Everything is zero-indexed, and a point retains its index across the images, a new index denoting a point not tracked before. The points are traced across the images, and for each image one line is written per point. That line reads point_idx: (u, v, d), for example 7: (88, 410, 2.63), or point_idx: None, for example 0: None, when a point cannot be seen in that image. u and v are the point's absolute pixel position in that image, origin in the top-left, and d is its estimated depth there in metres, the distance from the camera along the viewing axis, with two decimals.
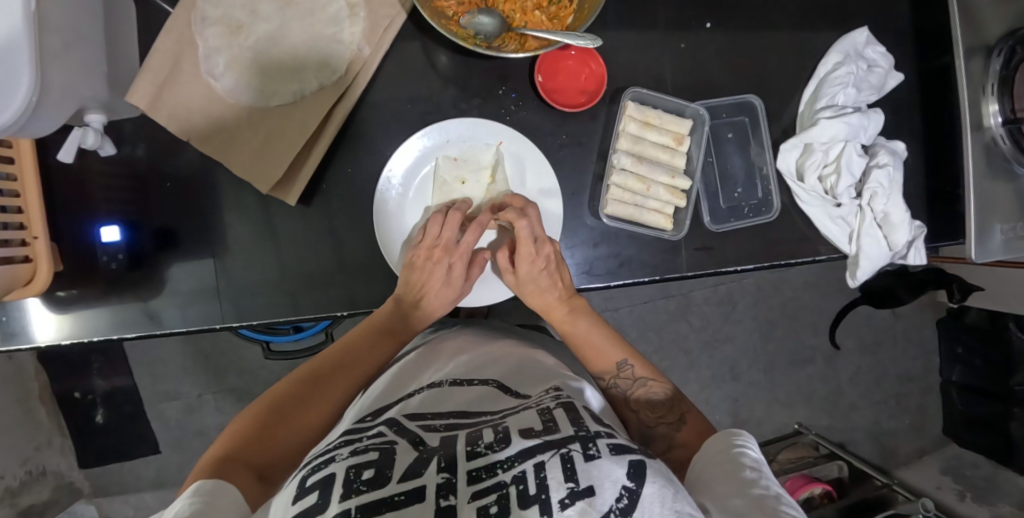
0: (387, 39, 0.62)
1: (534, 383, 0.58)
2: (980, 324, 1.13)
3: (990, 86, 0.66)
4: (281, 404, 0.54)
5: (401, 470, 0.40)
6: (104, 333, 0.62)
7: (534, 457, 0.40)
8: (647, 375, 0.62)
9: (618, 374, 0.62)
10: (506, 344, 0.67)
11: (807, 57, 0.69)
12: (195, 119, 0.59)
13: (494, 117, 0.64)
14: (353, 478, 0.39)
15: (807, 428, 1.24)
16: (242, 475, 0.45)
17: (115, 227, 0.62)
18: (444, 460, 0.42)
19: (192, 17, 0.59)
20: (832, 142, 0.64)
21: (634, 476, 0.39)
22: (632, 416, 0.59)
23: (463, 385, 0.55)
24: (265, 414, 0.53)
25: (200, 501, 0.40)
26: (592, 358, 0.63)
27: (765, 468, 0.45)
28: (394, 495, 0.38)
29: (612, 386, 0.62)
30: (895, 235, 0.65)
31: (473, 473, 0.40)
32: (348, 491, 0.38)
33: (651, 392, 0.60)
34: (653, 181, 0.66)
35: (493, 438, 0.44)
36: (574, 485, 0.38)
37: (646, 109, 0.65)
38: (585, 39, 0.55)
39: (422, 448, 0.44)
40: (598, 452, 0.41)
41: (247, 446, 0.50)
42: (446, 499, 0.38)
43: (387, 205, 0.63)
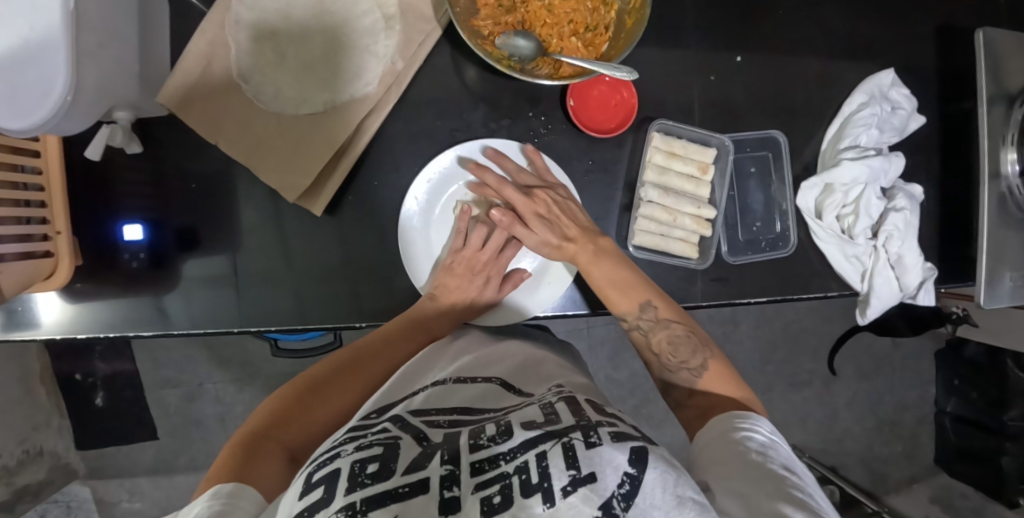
0: (421, 55, 0.62)
1: (538, 382, 0.58)
2: (978, 359, 1.15)
3: (1010, 136, 0.67)
4: (313, 386, 0.54)
5: (405, 464, 0.39)
6: (120, 329, 0.62)
7: (536, 447, 0.41)
8: (671, 317, 0.58)
9: (641, 315, 0.58)
10: (517, 344, 0.65)
11: (833, 94, 0.70)
12: (225, 122, 0.60)
13: (522, 138, 0.65)
14: (358, 471, 0.38)
15: (801, 449, 1.26)
16: (272, 456, 0.46)
17: (137, 226, 0.63)
18: (448, 454, 0.42)
19: (227, 20, 0.60)
20: (854, 184, 0.65)
21: (635, 462, 0.39)
22: (655, 359, 0.58)
23: (466, 383, 0.54)
24: (296, 396, 0.53)
25: (219, 503, 0.39)
26: (613, 297, 0.59)
27: (771, 448, 0.45)
28: (398, 488, 0.37)
29: (634, 327, 0.59)
30: (907, 277, 0.67)
31: (475, 465, 0.41)
32: (353, 484, 0.37)
33: (675, 336, 0.57)
34: (679, 213, 0.66)
35: (496, 431, 0.44)
36: (575, 473, 0.38)
37: (671, 140, 0.65)
38: (622, 71, 0.55)
39: (426, 443, 0.43)
40: (599, 439, 0.41)
41: (277, 425, 0.50)
42: (449, 491, 0.38)
43: (412, 230, 0.64)
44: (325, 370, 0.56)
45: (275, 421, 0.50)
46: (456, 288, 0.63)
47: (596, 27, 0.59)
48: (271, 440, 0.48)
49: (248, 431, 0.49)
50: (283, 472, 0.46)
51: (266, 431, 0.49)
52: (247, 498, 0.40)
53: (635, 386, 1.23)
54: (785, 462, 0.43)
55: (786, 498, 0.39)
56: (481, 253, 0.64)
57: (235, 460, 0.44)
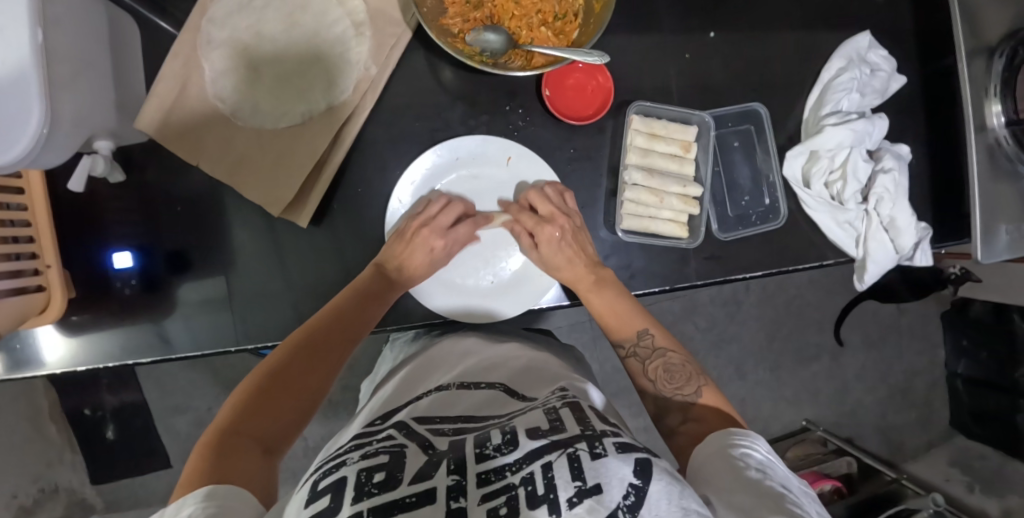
0: (394, 58, 0.62)
1: (541, 384, 0.57)
2: (985, 317, 1.14)
3: (992, 88, 0.68)
4: (282, 372, 0.53)
5: (411, 473, 0.39)
6: (120, 358, 0.62)
7: (542, 457, 0.40)
8: (667, 345, 0.60)
9: (638, 342, 0.60)
10: (516, 346, 0.65)
11: (811, 62, 0.69)
12: (205, 140, 0.60)
13: (502, 133, 0.64)
14: (364, 481, 0.38)
15: (815, 423, 1.25)
16: (246, 452, 0.46)
17: (127, 253, 0.63)
18: (454, 463, 0.41)
19: (198, 41, 0.60)
20: (838, 148, 0.64)
21: (640, 473, 0.38)
22: (650, 385, 0.59)
23: (471, 388, 0.55)
24: (263, 386, 0.52)
25: (212, 505, 0.38)
26: (611, 323, 0.61)
27: (770, 466, 0.45)
28: (405, 497, 0.37)
29: (631, 355, 0.61)
30: (901, 239, 0.66)
31: (482, 476, 0.39)
32: (359, 494, 0.37)
33: (671, 364, 0.58)
34: (665, 193, 0.65)
35: (501, 440, 0.43)
36: (581, 484, 0.37)
37: (651, 121, 0.64)
38: (593, 55, 0.55)
39: (431, 451, 0.43)
40: (605, 450, 0.40)
41: (248, 418, 0.49)
42: (456, 502, 0.37)
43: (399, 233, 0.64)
44: (287, 350, 0.54)
45: (243, 415, 0.49)
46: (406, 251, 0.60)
47: (565, 15, 0.59)
48: (239, 434, 0.48)
49: (216, 427, 0.48)
50: (258, 468, 0.46)
51: (234, 425, 0.48)
52: (233, 500, 0.40)
53: None
54: (784, 481, 0.43)
55: (787, 511, 0.39)
56: (436, 227, 0.60)
57: (210, 463, 0.44)
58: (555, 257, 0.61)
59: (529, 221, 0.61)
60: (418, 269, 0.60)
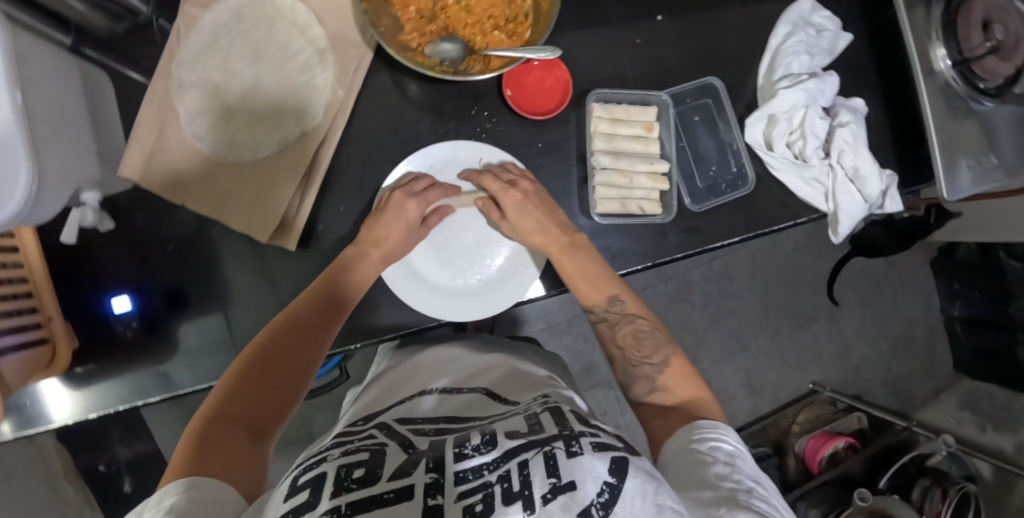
0: (359, 78, 0.64)
1: (523, 390, 0.59)
2: (973, 258, 1.16)
3: (934, 33, 0.70)
4: (267, 354, 0.54)
5: (390, 470, 0.40)
6: (129, 400, 0.63)
7: (518, 456, 0.41)
8: (636, 312, 0.62)
9: (609, 309, 0.62)
10: (495, 356, 0.68)
11: (758, 32, 0.72)
12: (188, 177, 0.63)
13: (471, 137, 0.67)
14: (344, 477, 0.40)
15: (823, 385, 1.27)
16: (231, 438, 0.47)
17: (125, 296, 0.65)
18: (433, 462, 0.42)
19: (170, 85, 0.63)
20: (794, 109, 0.67)
21: (615, 472, 0.40)
22: (618, 353, 0.62)
23: (452, 394, 0.57)
24: (248, 370, 0.53)
25: (190, 495, 0.40)
26: (585, 291, 0.62)
27: (736, 457, 0.48)
28: (383, 493, 0.38)
29: (602, 321, 0.63)
30: (868, 187, 0.69)
31: (460, 474, 0.40)
32: (339, 488, 0.39)
33: (638, 332, 0.61)
34: (633, 174, 0.67)
35: (480, 441, 0.45)
36: (556, 480, 0.39)
37: (612, 106, 0.67)
38: (546, 51, 0.58)
39: (411, 450, 0.44)
40: (581, 449, 0.42)
41: (235, 402, 0.51)
42: (433, 498, 0.38)
43: None
44: (274, 328, 0.55)
45: (228, 400, 0.51)
46: (380, 220, 0.60)
47: (516, 17, 0.61)
48: (228, 420, 0.49)
49: (207, 409, 0.50)
50: (246, 452, 0.47)
51: (222, 411, 0.50)
52: (220, 488, 0.41)
53: None
54: (749, 473, 0.46)
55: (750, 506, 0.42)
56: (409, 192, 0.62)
57: (195, 450, 0.45)
58: (525, 220, 0.61)
59: (494, 185, 0.62)
60: (392, 240, 0.60)
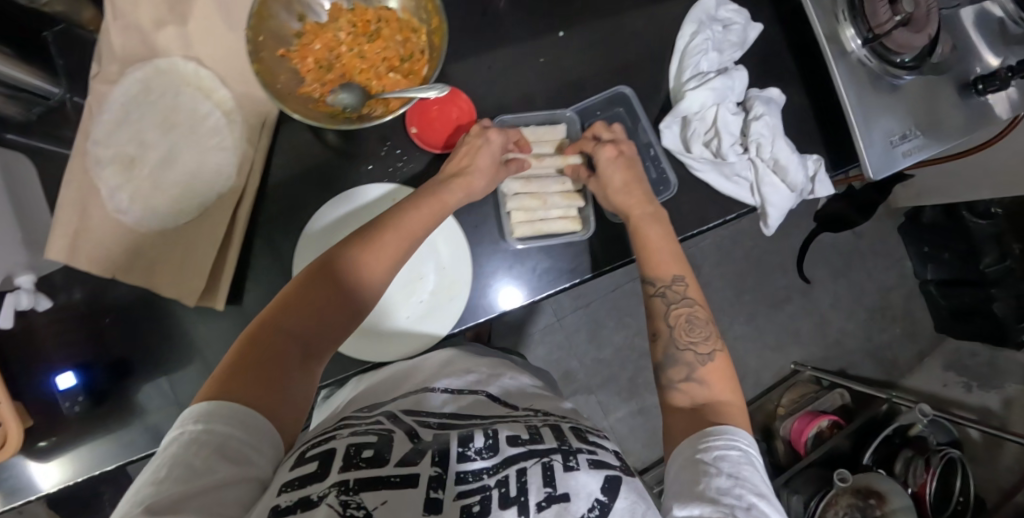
0: (268, 135, 0.66)
1: (522, 398, 0.59)
2: (938, 220, 1.15)
3: (842, 14, 0.70)
4: (306, 291, 0.50)
5: (398, 456, 0.41)
6: (87, 471, 0.65)
7: (517, 463, 0.42)
8: (694, 297, 0.59)
9: (669, 285, 0.59)
10: (494, 363, 0.67)
11: (665, 34, 0.72)
12: (113, 253, 0.63)
13: (385, 176, 0.67)
14: (353, 455, 0.40)
15: (804, 363, 1.26)
16: (273, 370, 0.44)
17: (69, 373, 0.66)
18: (439, 454, 0.42)
19: (88, 163, 0.64)
20: (703, 109, 0.67)
21: (608, 489, 0.41)
22: (666, 329, 0.58)
23: (454, 395, 0.56)
24: (295, 298, 0.49)
25: (224, 435, 0.38)
26: (648, 259, 0.61)
27: (745, 466, 0.44)
28: (390, 476, 0.39)
29: (657, 296, 0.60)
30: (790, 176, 0.68)
31: (461, 473, 0.41)
32: (347, 465, 0.39)
33: (694, 316, 0.57)
34: (546, 194, 0.68)
35: (484, 444, 0.44)
36: (552, 490, 0.40)
37: (517, 131, 0.68)
38: (435, 89, 0.59)
39: (417, 439, 0.44)
40: (577, 464, 0.42)
41: (280, 331, 0.47)
42: (435, 492, 0.39)
43: None
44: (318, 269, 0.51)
45: (280, 327, 0.47)
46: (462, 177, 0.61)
47: (411, 56, 0.62)
48: (281, 343, 0.46)
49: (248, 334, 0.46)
50: (290, 381, 0.45)
51: (273, 330, 0.46)
52: (253, 433, 0.39)
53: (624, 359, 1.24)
54: (755, 487, 0.42)
55: None
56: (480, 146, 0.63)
57: (224, 380, 0.42)
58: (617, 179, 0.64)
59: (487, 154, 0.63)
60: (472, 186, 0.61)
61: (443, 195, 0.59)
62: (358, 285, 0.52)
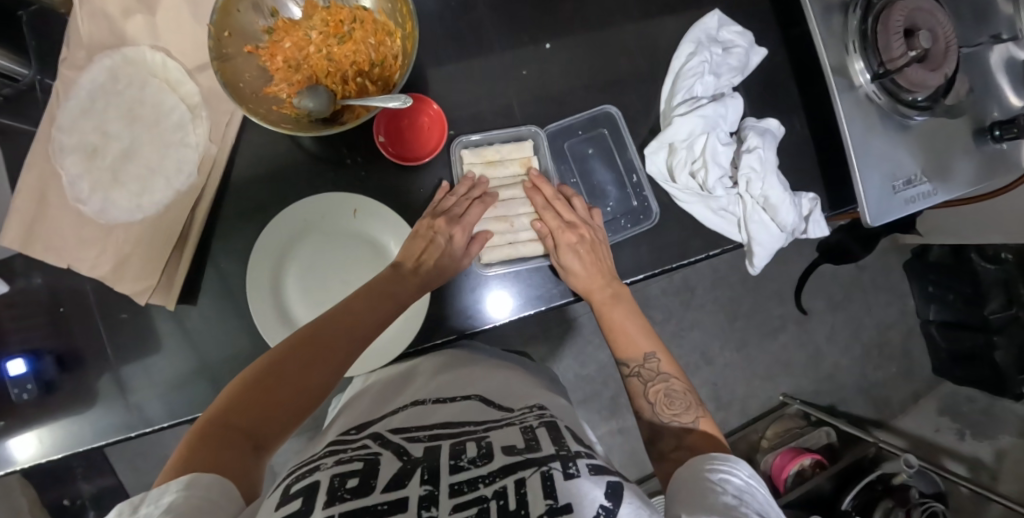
0: (230, 135, 0.63)
1: (515, 398, 0.57)
2: (944, 259, 1.10)
3: (852, 44, 0.65)
4: (279, 367, 0.49)
5: (385, 481, 0.40)
6: (32, 458, 0.64)
7: (514, 473, 0.40)
8: (671, 372, 0.58)
9: (643, 364, 0.59)
10: (497, 367, 0.65)
11: (660, 52, 0.67)
12: (68, 244, 0.62)
13: (352, 185, 0.64)
14: (337, 486, 0.39)
15: (794, 397, 1.21)
16: (233, 450, 0.43)
17: (19, 360, 0.63)
18: (427, 473, 0.42)
19: (51, 150, 0.62)
20: (692, 137, 0.64)
21: (610, 495, 0.38)
22: (647, 406, 0.57)
23: (445, 402, 0.53)
24: (264, 373, 0.49)
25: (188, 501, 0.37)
26: (618, 341, 0.61)
27: (749, 493, 0.43)
28: (376, 505, 0.38)
29: (634, 375, 0.59)
30: (780, 216, 0.64)
31: (455, 486, 0.40)
32: (332, 499, 0.38)
33: (672, 390, 0.57)
34: (512, 218, 0.66)
35: (476, 453, 0.44)
36: (553, 502, 0.37)
37: (483, 149, 0.64)
38: (397, 100, 0.55)
39: (406, 458, 0.44)
40: (577, 471, 0.41)
41: (246, 409, 0.46)
42: (427, 510, 0.38)
43: (265, 315, 0.59)
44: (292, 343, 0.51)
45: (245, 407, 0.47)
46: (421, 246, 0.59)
47: (382, 61, 0.60)
48: (240, 427, 0.45)
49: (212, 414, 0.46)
50: (249, 467, 0.44)
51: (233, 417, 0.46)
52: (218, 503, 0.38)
53: (606, 377, 1.21)
54: (761, 509, 0.41)
55: None
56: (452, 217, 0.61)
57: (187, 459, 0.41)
58: (574, 266, 0.61)
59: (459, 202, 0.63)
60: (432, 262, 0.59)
61: (401, 288, 0.58)
62: (328, 359, 0.52)
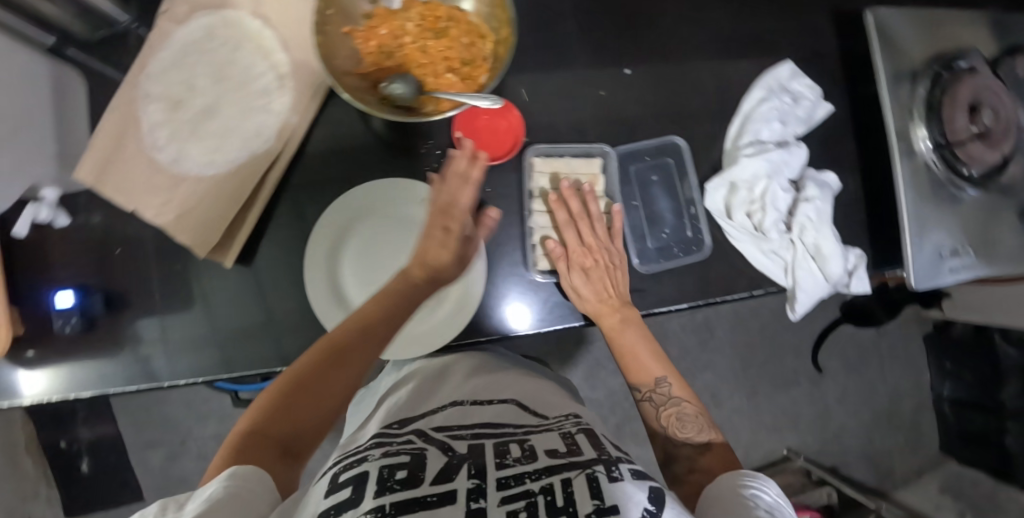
0: (315, 105, 0.66)
1: (551, 407, 0.59)
2: (968, 337, 1.11)
3: (917, 111, 0.67)
4: (298, 380, 0.54)
5: (433, 474, 0.41)
6: (63, 392, 0.65)
7: (559, 473, 0.41)
8: (682, 396, 0.62)
9: (655, 388, 0.63)
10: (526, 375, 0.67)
11: (731, 93, 0.70)
12: (137, 188, 0.63)
13: (419, 175, 0.66)
14: (387, 477, 0.40)
15: (797, 452, 1.21)
16: (266, 453, 0.49)
17: (70, 292, 0.64)
18: (474, 469, 0.42)
19: (136, 95, 0.64)
20: (755, 179, 0.66)
21: (655, 500, 0.39)
22: (661, 429, 0.61)
23: (484, 404, 0.56)
24: (287, 388, 0.54)
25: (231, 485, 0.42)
26: (633, 370, 0.64)
27: (779, 510, 0.44)
28: (426, 496, 0.38)
29: (646, 399, 0.63)
30: (828, 266, 0.65)
31: (501, 481, 0.41)
32: (382, 488, 0.39)
33: (683, 413, 0.60)
34: None
35: (520, 454, 0.45)
36: (600, 502, 0.38)
37: (553, 160, 0.65)
38: (489, 100, 0.57)
39: (451, 453, 0.45)
40: (621, 475, 0.42)
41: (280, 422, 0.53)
42: (476, 502, 0.38)
43: (315, 289, 0.61)
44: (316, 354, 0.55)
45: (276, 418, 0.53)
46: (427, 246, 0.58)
47: (472, 61, 0.61)
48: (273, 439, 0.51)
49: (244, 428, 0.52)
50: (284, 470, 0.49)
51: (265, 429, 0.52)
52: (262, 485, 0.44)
53: (614, 403, 1.22)
54: None
55: None
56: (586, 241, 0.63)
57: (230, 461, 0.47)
58: (581, 286, 0.61)
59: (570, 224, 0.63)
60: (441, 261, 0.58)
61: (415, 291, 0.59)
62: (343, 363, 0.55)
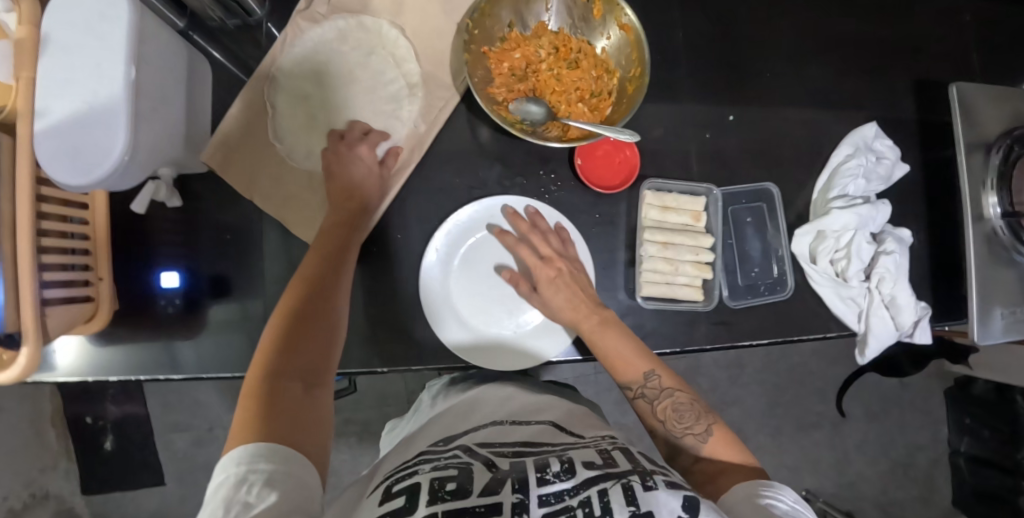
0: (442, 118, 0.68)
1: (588, 427, 0.59)
2: (987, 396, 1.16)
3: (989, 181, 0.72)
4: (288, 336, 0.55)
5: (480, 486, 0.42)
6: (152, 372, 0.65)
7: (597, 484, 0.43)
8: (674, 386, 0.61)
9: (644, 384, 0.60)
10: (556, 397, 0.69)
11: (821, 149, 0.75)
12: (260, 178, 0.67)
13: (534, 193, 0.69)
14: (437, 489, 0.42)
15: (815, 494, 1.25)
16: (281, 406, 0.50)
17: (174, 273, 0.67)
18: (517, 482, 0.43)
19: (265, 86, 0.66)
20: (843, 230, 0.69)
21: (688, 507, 0.41)
22: (661, 426, 0.60)
23: (521, 424, 0.57)
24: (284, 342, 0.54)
25: (269, 470, 0.43)
26: (618, 367, 0.61)
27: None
28: (473, 507, 0.40)
29: (640, 396, 0.61)
30: (902, 316, 0.70)
31: (542, 497, 0.42)
32: (433, 499, 0.41)
33: (679, 404, 0.60)
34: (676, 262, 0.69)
35: (560, 467, 0.45)
36: (636, 509, 0.40)
37: (663, 196, 0.69)
38: (625, 134, 0.60)
39: (495, 469, 0.45)
40: (654, 484, 0.43)
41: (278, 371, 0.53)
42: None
43: (432, 283, 0.65)
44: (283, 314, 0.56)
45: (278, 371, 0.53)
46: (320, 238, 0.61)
47: (601, 94, 0.65)
48: (280, 389, 0.51)
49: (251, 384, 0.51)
50: (296, 415, 0.50)
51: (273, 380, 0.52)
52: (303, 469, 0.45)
53: None
54: None
55: None
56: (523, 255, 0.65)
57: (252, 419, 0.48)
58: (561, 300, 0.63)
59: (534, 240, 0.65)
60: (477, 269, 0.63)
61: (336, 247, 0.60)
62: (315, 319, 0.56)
